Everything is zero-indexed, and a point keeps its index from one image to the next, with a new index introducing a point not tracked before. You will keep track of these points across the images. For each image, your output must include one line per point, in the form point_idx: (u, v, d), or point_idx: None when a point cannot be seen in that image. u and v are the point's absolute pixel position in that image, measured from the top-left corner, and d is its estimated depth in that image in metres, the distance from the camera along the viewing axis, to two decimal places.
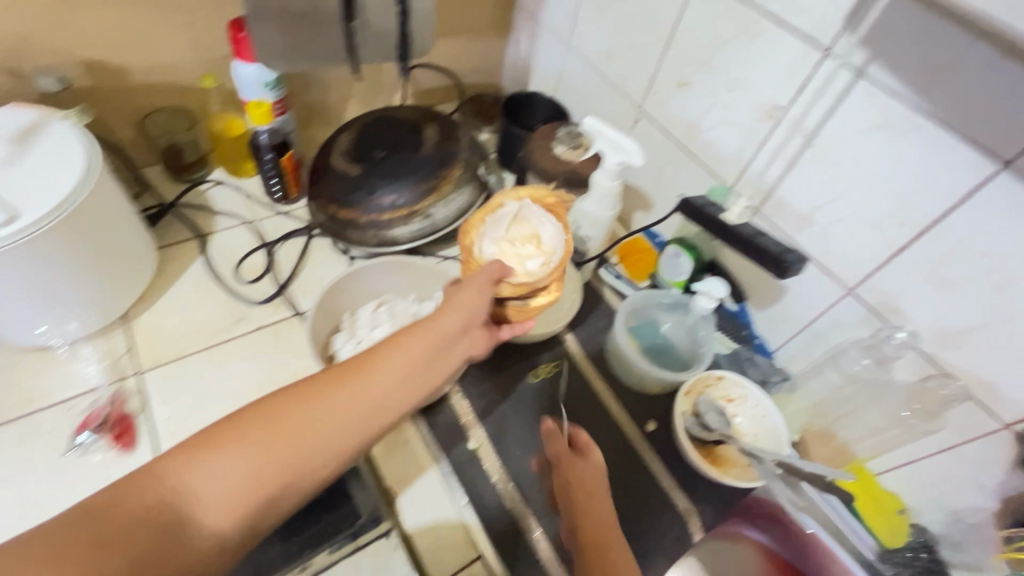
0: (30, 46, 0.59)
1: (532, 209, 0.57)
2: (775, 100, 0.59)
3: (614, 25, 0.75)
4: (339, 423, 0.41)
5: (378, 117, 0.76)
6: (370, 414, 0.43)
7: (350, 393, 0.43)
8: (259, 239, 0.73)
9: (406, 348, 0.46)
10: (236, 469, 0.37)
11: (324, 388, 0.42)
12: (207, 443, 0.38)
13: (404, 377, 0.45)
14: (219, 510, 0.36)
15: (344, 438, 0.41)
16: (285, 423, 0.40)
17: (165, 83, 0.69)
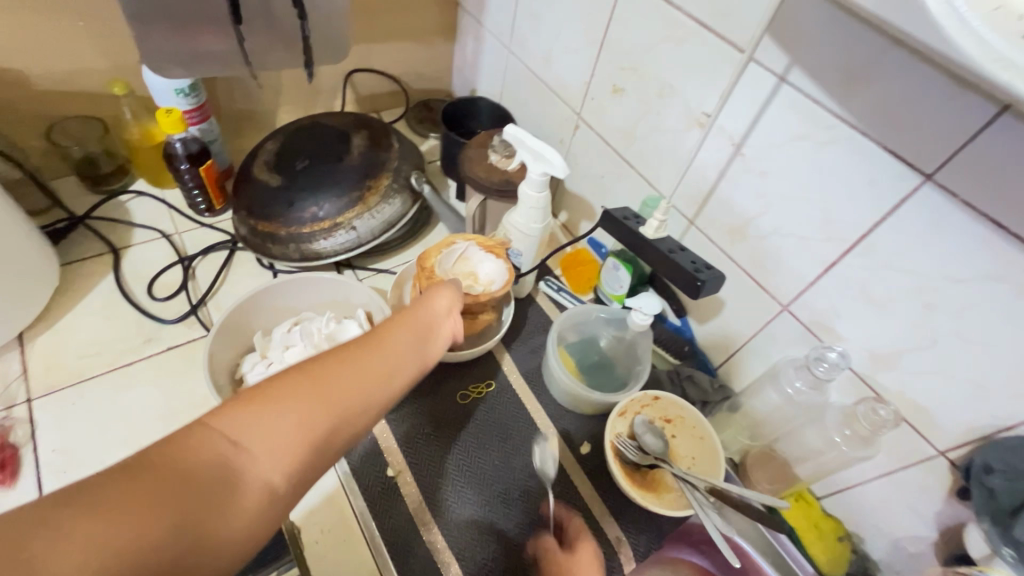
0: None
1: (475, 250, 0.63)
2: (703, 107, 0.56)
3: (549, 29, 0.72)
4: (380, 370, 0.35)
5: (305, 125, 0.73)
6: (411, 364, 0.38)
7: (382, 346, 0.37)
8: (177, 254, 0.70)
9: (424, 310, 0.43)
10: (293, 423, 0.30)
11: (360, 343, 0.37)
12: (250, 395, 0.30)
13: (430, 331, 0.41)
14: (269, 466, 0.28)
15: (395, 390, 0.36)
16: (325, 372, 0.33)
17: (71, 89, 0.66)
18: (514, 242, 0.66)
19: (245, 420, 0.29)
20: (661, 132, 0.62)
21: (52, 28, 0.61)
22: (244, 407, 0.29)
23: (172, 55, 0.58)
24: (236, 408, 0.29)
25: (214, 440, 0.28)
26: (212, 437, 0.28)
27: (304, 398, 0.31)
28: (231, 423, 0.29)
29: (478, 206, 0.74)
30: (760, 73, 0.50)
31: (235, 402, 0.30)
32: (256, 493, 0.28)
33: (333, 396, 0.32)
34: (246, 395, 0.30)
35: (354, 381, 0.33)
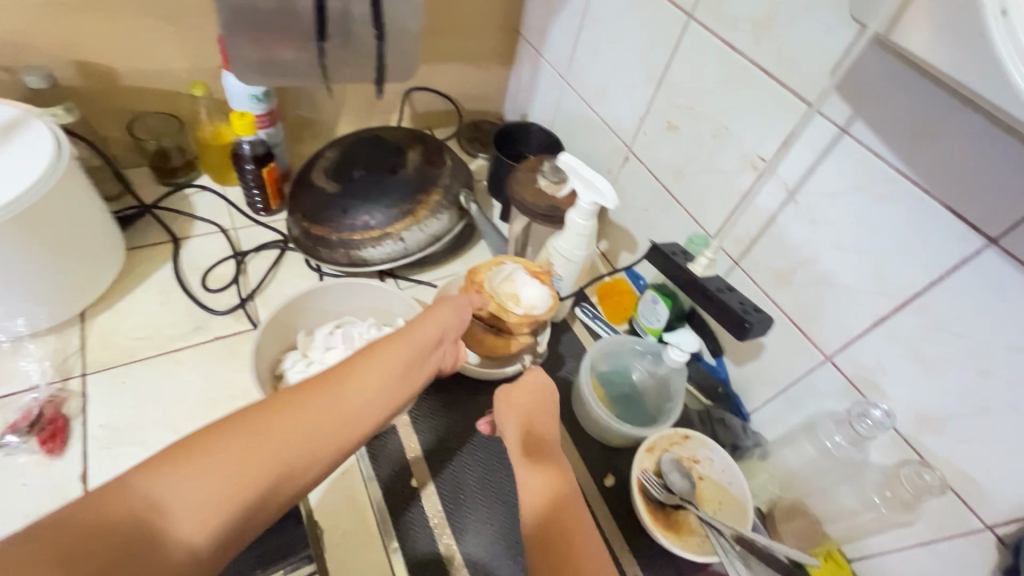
0: (27, 44, 0.62)
1: (520, 273, 0.65)
2: (759, 151, 0.56)
3: (608, 64, 0.74)
4: (315, 428, 0.39)
5: (364, 137, 0.76)
6: (354, 416, 0.41)
7: (327, 401, 0.41)
8: (232, 249, 0.73)
9: (384, 355, 0.46)
10: (216, 478, 0.34)
11: (307, 393, 0.41)
12: (183, 449, 0.35)
13: (386, 377, 0.44)
14: (190, 525, 0.32)
15: (330, 443, 0.39)
16: (259, 432, 0.37)
17: (156, 88, 0.71)
18: (556, 265, 0.67)
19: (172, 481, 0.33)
20: (713, 171, 0.62)
21: (148, 32, 0.66)
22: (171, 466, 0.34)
23: (253, 64, 0.62)
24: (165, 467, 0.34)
25: (141, 498, 0.32)
26: (140, 494, 0.32)
27: (232, 456, 0.35)
28: (161, 478, 0.33)
29: (522, 228, 0.76)
30: (821, 122, 0.50)
31: (169, 456, 0.34)
32: (181, 551, 0.32)
33: (259, 456, 0.36)
34: (177, 454, 0.35)
35: (285, 435, 0.38)
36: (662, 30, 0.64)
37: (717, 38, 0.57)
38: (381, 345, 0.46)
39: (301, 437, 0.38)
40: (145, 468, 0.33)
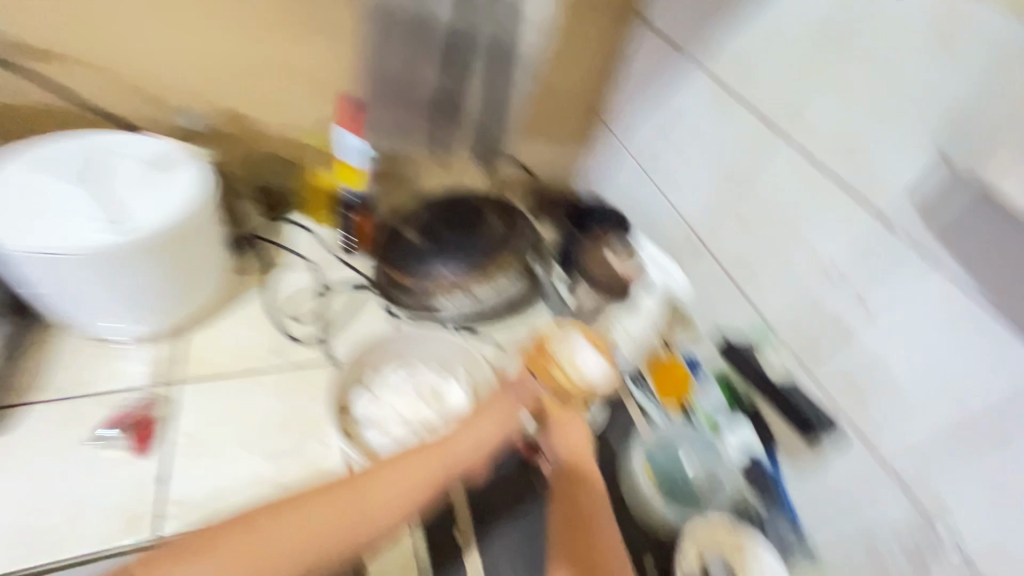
0: (185, 92, 0.73)
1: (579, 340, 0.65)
2: (830, 254, 0.58)
3: (683, 155, 0.79)
4: (327, 528, 0.49)
5: (450, 196, 0.83)
6: (341, 537, 0.49)
7: (349, 502, 0.50)
8: (317, 283, 0.79)
9: (409, 465, 0.54)
10: None
11: (319, 505, 0.50)
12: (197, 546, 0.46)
13: (390, 497, 0.52)
14: None
15: (331, 551, 0.48)
16: (286, 526, 0.48)
17: (277, 135, 0.81)
18: (618, 338, 0.73)
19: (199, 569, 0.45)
20: (782, 269, 0.64)
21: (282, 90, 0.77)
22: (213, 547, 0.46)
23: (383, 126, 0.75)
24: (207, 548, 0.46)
25: None
26: None
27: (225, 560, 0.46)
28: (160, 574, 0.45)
29: (584, 297, 0.80)
30: (894, 237, 0.52)
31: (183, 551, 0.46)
32: None
33: (271, 556, 0.46)
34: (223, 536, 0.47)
35: (277, 548, 0.47)
36: (741, 133, 0.69)
37: (794, 147, 0.61)
38: (410, 454, 0.55)
39: (312, 536, 0.48)
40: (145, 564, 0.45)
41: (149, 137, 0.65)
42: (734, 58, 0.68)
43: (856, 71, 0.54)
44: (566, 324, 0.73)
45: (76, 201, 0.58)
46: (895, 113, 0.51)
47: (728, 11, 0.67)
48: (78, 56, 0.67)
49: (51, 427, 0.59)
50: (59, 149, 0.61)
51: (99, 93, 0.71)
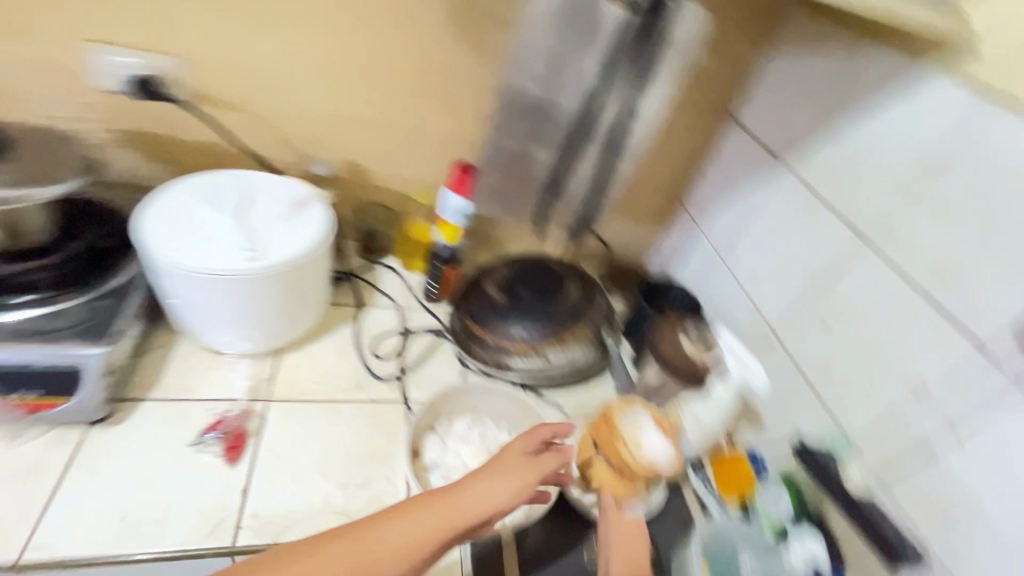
0: (320, 142, 0.83)
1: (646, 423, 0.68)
2: (920, 376, 0.58)
3: (767, 254, 0.81)
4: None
5: (534, 261, 0.88)
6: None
7: (347, 550, 0.46)
8: (400, 325, 0.85)
9: (413, 517, 0.49)
10: None
11: (313, 552, 0.45)
12: None
13: (391, 548, 0.47)
14: None
15: None
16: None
17: (388, 188, 0.90)
18: (687, 425, 0.71)
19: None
20: (865, 381, 0.64)
21: (401, 150, 0.86)
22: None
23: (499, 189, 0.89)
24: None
25: None
26: None
27: None
28: None
29: (654, 377, 0.80)
30: (989, 366, 0.52)
31: None
32: None
33: None
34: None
35: None
36: (830, 240, 0.70)
37: (886, 260, 0.63)
38: (413, 507, 0.50)
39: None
40: None
41: (289, 180, 0.75)
42: (831, 172, 0.71)
43: (957, 198, 0.56)
44: (633, 401, 0.74)
45: (218, 226, 0.66)
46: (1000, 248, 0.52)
47: (828, 126, 0.71)
48: (240, 105, 0.78)
49: (155, 423, 0.66)
50: (215, 180, 0.72)
51: (250, 136, 0.81)
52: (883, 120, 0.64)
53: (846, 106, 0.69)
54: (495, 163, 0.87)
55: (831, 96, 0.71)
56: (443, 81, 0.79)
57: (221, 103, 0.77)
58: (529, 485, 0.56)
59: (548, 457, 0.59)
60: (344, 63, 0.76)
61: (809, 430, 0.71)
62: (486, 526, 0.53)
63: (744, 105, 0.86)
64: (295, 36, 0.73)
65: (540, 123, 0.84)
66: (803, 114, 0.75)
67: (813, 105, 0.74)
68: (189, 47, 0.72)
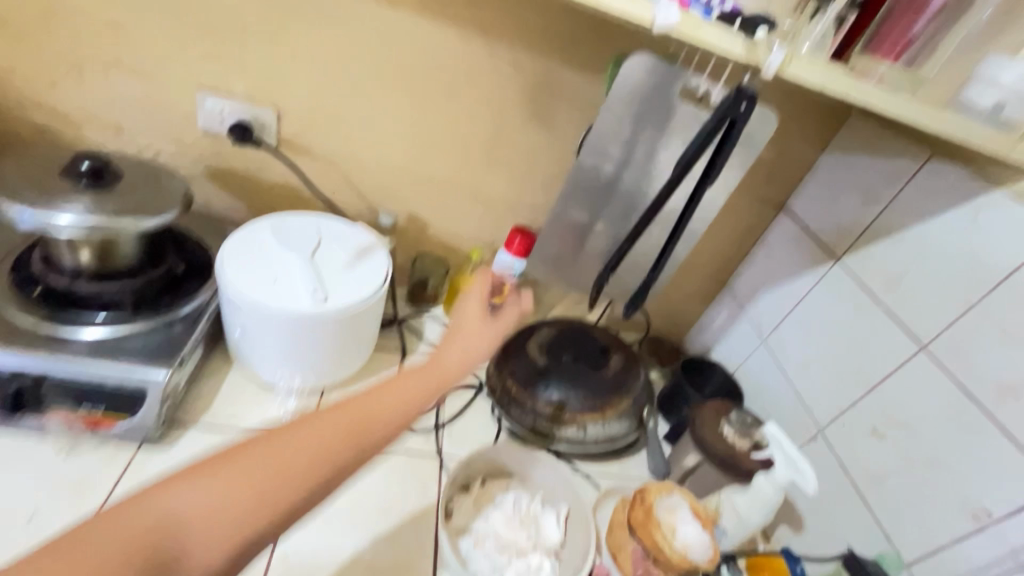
0: (390, 194, 0.88)
1: (687, 509, 0.68)
2: (985, 504, 0.56)
3: (816, 347, 0.81)
4: (330, 447, 0.44)
5: (577, 326, 0.89)
6: (353, 435, 0.45)
7: (350, 411, 0.47)
8: (440, 376, 0.88)
9: (406, 381, 0.51)
10: (213, 492, 0.40)
11: (317, 417, 0.46)
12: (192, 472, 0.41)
13: (393, 404, 0.49)
14: (211, 555, 0.38)
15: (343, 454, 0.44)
16: (283, 447, 0.43)
17: (446, 242, 0.94)
18: (724, 516, 0.69)
19: (191, 500, 0.39)
20: (920, 495, 0.63)
21: (465, 209, 0.90)
22: (206, 471, 0.41)
23: (553, 258, 0.84)
24: (197, 474, 0.40)
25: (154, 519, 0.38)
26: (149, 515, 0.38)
27: (231, 477, 0.41)
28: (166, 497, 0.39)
29: (692, 462, 0.79)
30: None
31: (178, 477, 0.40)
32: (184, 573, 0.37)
33: (277, 469, 0.42)
34: (213, 465, 0.41)
35: (281, 458, 0.42)
36: (888, 348, 0.70)
37: (954, 381, 0.62)
38: (402, 375, 0.51)
39: (309, 453, 0.43)
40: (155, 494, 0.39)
41: (355, 225, 0.79)
42: (892, 277, 0.71)
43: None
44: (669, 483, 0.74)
45: (292, 268, 0.70)
46: None
47: (890, 235, 0.73)
48: (326, 156, 0.84)
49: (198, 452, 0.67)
50: (290, 222, 0.76)
51: (325, 180, 0.86)
52: (953, 239, 0.65)
53: (911, 218, 0.70)
54: (552, 233, 0.82)
55: (892, 206, 0.73)
56: (516, 154, 0.84)
57: (309, 152, 0.83)
58: (500, 334, 0.60)
59: (506, 313, 0.61)
60: (429, 130, 0.82)
61: (861, 545, 0.68)
62: (468, 371, 0.57)
63: (802, 204, 0.89)
64: (390, 101, 0.79)
65: (607, 199, 0.76)
66: (864, 221, 0.77)
67: (875, 213, 0.76)
68: (288, 100, 0.78)
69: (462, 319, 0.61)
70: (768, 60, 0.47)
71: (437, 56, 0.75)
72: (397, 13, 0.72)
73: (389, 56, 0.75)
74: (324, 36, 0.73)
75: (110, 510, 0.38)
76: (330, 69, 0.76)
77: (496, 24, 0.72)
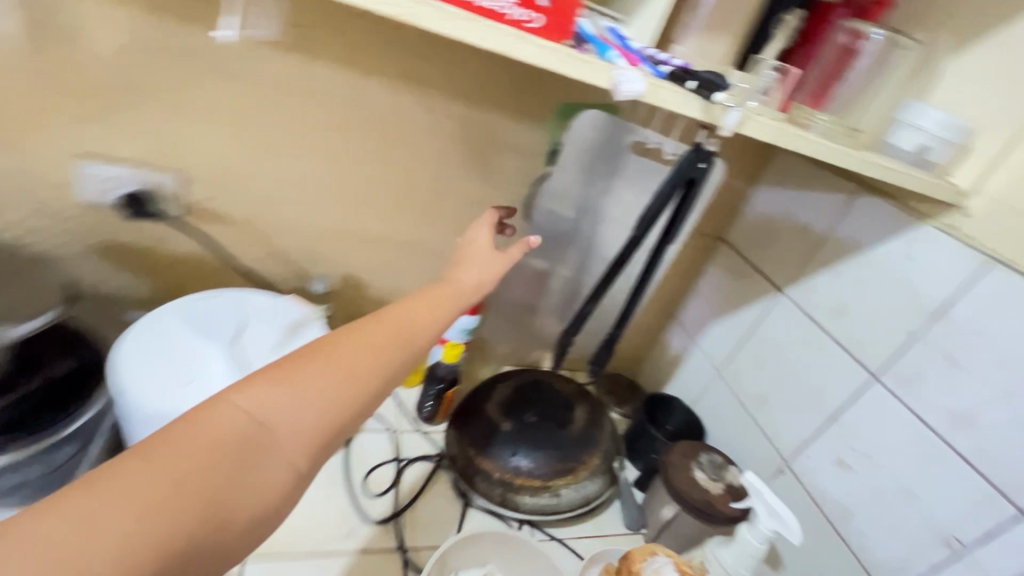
0: (320, 258, 0.81)
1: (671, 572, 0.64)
2: (956, 532, 0.58)
3: (770, 378, 0.82)
4: (380, 353, 0.43)
5: (536, 380, 0.85)
6: (403, 344, 0.45)
7: (393, 320, 0.46)
8: (393, 452, 0.80)
9: (433, 297, 0.51)
10: (294, 391, 0.38)
11: (366, 325, 0.44)
12: (265, 372, 0.38)
13: (430, 317, 0.49)
14: (293, 450, 0.37)
15: (399, 356, 0.44)
16: (342, 352, 0.41)
17: (385, 300, 0.88)
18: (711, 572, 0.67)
19: (265, 398, 0.37)
20: (890, 523, 0.64)
21: (405, 266, 0.85)
22: (272, 377, 0.38)
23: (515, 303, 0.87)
24: (265, 379, 0.38)
25: (233, 418, 0.35)
26: (229, 413, 0.35)
27: (308, 374, 0.39)
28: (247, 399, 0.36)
29: (669, 515, 0.76)
30: None
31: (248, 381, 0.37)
32: (277, 462, 0.36)
33: (346, 369, 0.40)
34: (277, 368, 0.39)
35: (351, 360, 0.41)
36: (842, 378, 0.72)
37: (911, 411, 0.63)
38: (428, 292, 0.51)
39: (371, 353, 0.42)
40: (230, 393, 0.36)
41: (284, 298, 0.72)
42: (836, 308, 0.74)
43: (979, 359, 0.58)
44: (651, 543, 0.71)
45: (215, 362, 0.62)
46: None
47: (830, 266, 0.75)
48: (244, 221, 0.75)
49: None
50: (203, 306, 0.67)
51: (245, 250, 0.78)
52: (893, 269, 0.67)
53: (848, 250, 0.73)
54: (522, 277, 0.85)
55: (828, 239, 0.76)
56: (456, 207, 0.79)
57: (222, 219, 0.74)
58: (504, 266, 0.60)
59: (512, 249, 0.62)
60: (362, 187, 0.75)
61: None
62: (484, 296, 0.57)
63: (740, 236, 0.91)
64: (315, 159, 0.71)
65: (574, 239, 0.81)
66: (803, 252, 0.79)
67: (812, 245, 0.78)
68: (191, 164, 0.69)
69: (469, 253, 0.61)
70: (725, 120, 0.46)
71: (366, 111, 0.69)
72: (316, 67, 0.64)
73: (310, 113, 0.68)
74: (232, 92, 0.64)
75: (190, 412, 0.35)
76: (241, 128, 0.67)
77: (429, 76, 0.67)
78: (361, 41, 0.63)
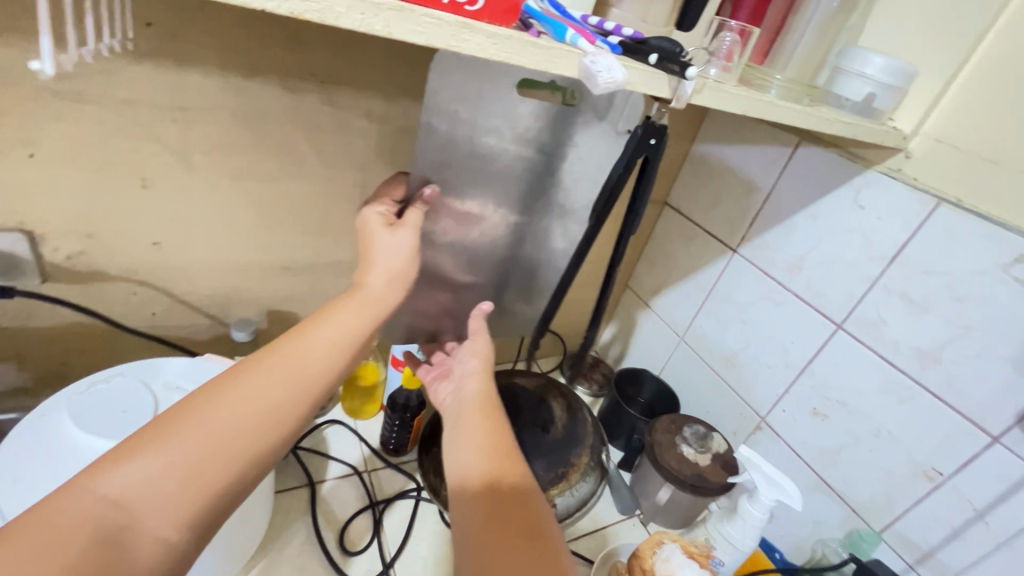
0: (235, 298, 0.69)
1: (677, 553, 0.62)
2: (934, 464, 0.61)
3: (734, 337, 0.82)
4: (267, 404, 0.40)
5: (506, 384, 0.80)
6: (293, 386, 0.42)
7: (284, 361, 0.42)
8: (367, 498, 0.73)
9: (338, 315, 0.47)
10: (169, 459, 0.35)
11: (250, 371, 0.41)
12: (133, 446, 0.35)
13: (331, 344, 0.45)
14: (169, 523, 0.33)
15: (288, 401, 0.41)
16: (221, 412, 0.38)
17: None
18: (719, 549, 0.68)
19: (133, 472, 0.33)
20: (873, 459, 0.66)
21: (338, 289, 0.75)
22: (136, 450, 0.34)
23: (456, 312, 0.71)
24: (132, 454, 0.34)
25: (98, 499, 0.32)
26: (93, 495, 0.32)
27: (181, 440, 0.36)
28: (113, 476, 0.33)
29: (665, 497, 0.75)
30: (1009, 457, 0.55)
31: (114, 456, 0.34)
32: (155, 534, 0.33)
33: (227, 427, 0.37)
34: (145, 439, 0.35)
35: (230, 419, 0.38)
36: (807, 330, 0.72)
37: (876, 353, 0.65)
38: (331, 311, 0.47)
39: (255, 404, 0.39)
40: (96, 471, 0.33)
41: (207, 360, 0.61)
42: (791, 262, 0.74)
43: (938, 298, 0.60)
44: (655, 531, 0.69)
45: None
46: (989, 333, 0.56)
47: (780, 221, 0.75)
48: (129, 274, 0.62)
49: None
50: (100, 391, 0.54)
51: (139, 309, 0.65)
52: (843, 217, 0.67)
53: (796, 203, 0.72)
54: (432, 275, 0.64)
55: (774, 192, 0.75)
56: None
57: (99, 276, 0.60)
58: (414, 241, 0.54)
59: (410, 215, 0.54)
60: (272, 212, 0.64)
61: (831, 532, 0.72)
62: (403, 288, 0.52)
63: (684, 198, 0.88)
64: (206, 188, 0.59)
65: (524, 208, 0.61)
66: (752, 209, 0.78)
67: (761, 200, 0.77)
68: (41, 222, 0.54)
69: (367, 235, 0.53)
70: (674, 91, 0.40)
71: (263, 123, 0.57)
72: (185, 77, 0.51)
73: (188, 134, 0.54)
74: (74, 123, 0.50)
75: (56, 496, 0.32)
76: (98, 165, 0.53)
77: (333, 71, 0.56)
78: (236, 34, 0.50)
